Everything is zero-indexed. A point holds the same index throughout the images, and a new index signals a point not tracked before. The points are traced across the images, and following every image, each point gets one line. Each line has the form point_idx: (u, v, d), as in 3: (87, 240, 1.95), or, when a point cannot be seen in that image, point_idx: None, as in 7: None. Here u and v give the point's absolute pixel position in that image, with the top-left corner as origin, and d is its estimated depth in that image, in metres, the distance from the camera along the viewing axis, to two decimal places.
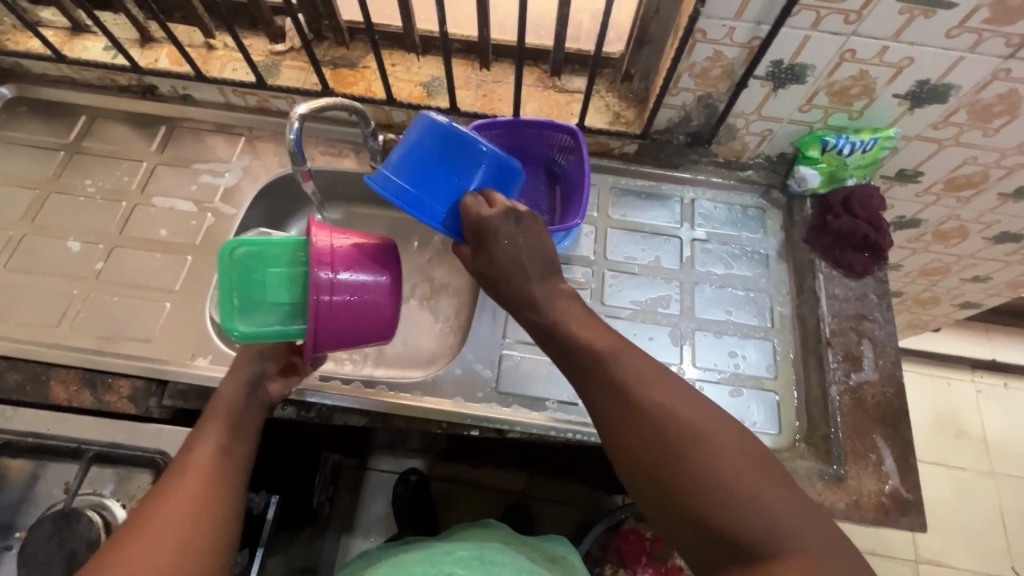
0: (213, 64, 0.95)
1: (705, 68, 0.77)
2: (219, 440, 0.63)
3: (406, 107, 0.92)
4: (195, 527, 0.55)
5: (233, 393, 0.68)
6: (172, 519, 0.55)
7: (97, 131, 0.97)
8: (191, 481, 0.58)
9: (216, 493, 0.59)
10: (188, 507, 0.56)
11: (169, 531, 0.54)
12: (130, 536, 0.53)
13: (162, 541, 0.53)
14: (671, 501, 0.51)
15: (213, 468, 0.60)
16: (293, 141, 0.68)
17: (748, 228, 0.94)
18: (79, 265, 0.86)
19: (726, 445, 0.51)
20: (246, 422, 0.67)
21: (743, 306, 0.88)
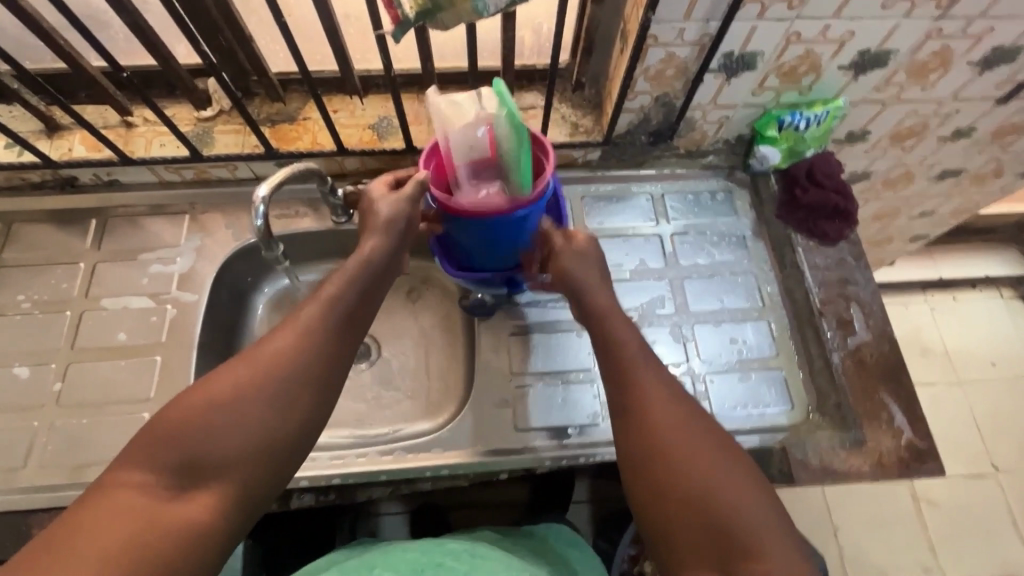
0: (137, 144, 0.87)
1: (660, 70, 0.76)
2: (341, 289, 0.62)
3: (360, 154, 0.88)
4: (283, 399, 0.53)
5: (377, 256, 0.65)
6: (269, 368, 0.54)
7: (19, 238, 0.87)
8: (294, 340, 0.56)
9: (309, 360, 0.56)
10: (279, 364, 0.54)
11: (253, 384, 0.52)
12: (229, 368, 0.53)
13: (247, 390, 0.52)
14: (666, 512, 0.53)
15: (317, 335, 0.58)
16: (259, 224, 0.61)
17: (720, 212, 0.96)
18: (33, 391, 0.78)
19: (738, 469, 0.54)
20: (366, 307, 0.63)
21: (732, 290, 0.90)
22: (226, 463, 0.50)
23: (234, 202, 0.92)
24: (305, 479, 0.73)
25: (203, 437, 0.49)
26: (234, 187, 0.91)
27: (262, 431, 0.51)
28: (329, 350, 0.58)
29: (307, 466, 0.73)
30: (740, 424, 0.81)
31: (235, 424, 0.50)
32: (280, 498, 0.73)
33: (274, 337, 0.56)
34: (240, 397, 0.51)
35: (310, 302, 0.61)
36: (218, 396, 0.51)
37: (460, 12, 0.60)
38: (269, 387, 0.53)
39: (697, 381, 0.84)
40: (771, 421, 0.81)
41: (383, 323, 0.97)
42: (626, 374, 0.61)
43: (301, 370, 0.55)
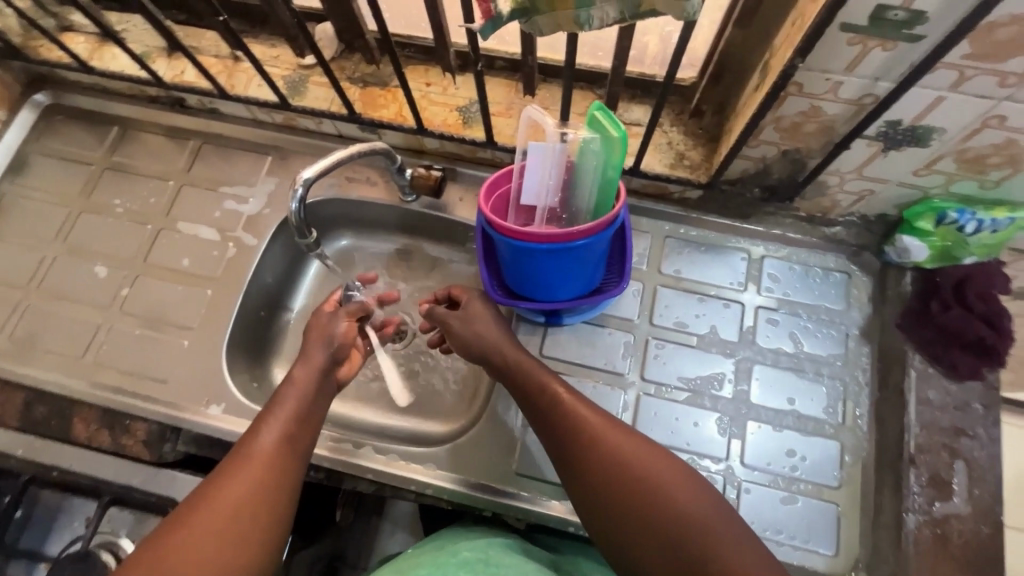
0: (238, 79, 0.88)
1: (797, 123, 0.62)
2: (284, 427, 0.61)
3: (439, 136, 0.83)
4: (253, 528, 0.54)
5: (310, 375, 0.66)
6: (228, 505, 0.54)
7: (128, 145, 0.94)
8: (257, 463, 0.57)
9: (276, 481, 0.57)
10: (249, 493, 0.55)
11: (222, 531, 0.52)
12: (184, 525, 0.52)
13: (221, 531, 0.52)
14: (629, 538, 0.54)
15: (277, 458, 0.58)
16: (296, 207, 0.59)
17: (827, 297, 0.80)
18: (106, 292, 0.85)
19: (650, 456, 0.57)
20: (313, 415, 0.64)
21: (810, 394, 0.75)
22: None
23: (313, 154, 0.91)
24: None
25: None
26: (318, 139, 0.91)
27: (240, 565, 0.52)
28: (296, 459, 0.60)
29: None
30: None
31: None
32: None
33: (232, 476, 0.56)
34: (217, 544, 0.52)
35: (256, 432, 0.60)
36: (190, 549, 0.51)
37: (559, 19, 0.51)
38: (241, 525, 0.53)
39: (730, 485, 0.72)
40: (802, 561, 0.68)
41: (423, 309, 0.93)
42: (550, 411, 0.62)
43: (267, 484, 0.56)
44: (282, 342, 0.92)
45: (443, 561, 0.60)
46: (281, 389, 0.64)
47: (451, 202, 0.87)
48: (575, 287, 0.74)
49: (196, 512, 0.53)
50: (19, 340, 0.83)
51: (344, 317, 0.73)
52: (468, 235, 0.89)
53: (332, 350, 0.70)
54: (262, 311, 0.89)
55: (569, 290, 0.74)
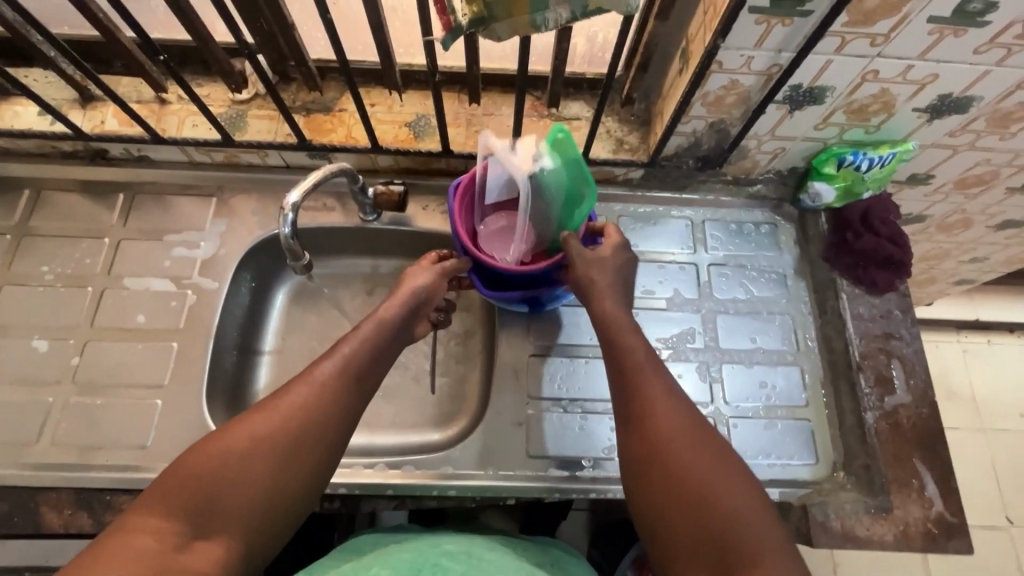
0: (170, 122, 0.85)
1: (720, 96, 0.71)
2: (346, 358, 0.63)
3: (394, 153, 0.85)
4: (305, 442, 0.57)
5: (391, 313, 0.69)
6: (283, 418, 0.56)
7: (48, 207, 0.87)
8: (318, 387, 0.60)
9: (330, 412, 0.59)
10: (306, 411, 0.58)
11: (276, 436, 0.55)
12: (248, 423, 0.56)
13: (272, 436, 0.55)
14: (658, 504, 0.58)
15: (336, 388, 0.61)
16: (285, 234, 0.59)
17: (763, 246, 0.91)
18: (51, 366, 0.78)
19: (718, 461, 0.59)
20: (379, 359, 0.67)
21: (767, 331, 0.86)
22: (246, 513, 0.52)
23: (263, 189, 0.90)
24: None
25: (231, 487, 0.52)
26: (264, 173, 0.90)
27: (274, 476, 0.54)
28: (355, 390, 0.62)
29: None
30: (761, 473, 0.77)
31: (251, 474, 0.53)
32: None
33: (295, 386, 0.59)
34: (266, 448, 0.54)
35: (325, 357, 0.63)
36: (243, 446, 0.54)
37: (516, 24, 0.56)
38: (290, 439, 0.56)
39: (720, 423, 0.80)
40: (794, 475, 0.77)
41: None
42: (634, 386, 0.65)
43: (323, 410, 0.59)
44: (260, 384, 0.88)
45: (428, 550, 0.59)
46: (359, 326, 0.68)
47: (414, 214, 0.89)
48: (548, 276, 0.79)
49: (259, 415, 0.56)
50: None
51: (432, 270, 0.75)
52: (436, 244, 0.92)
53: (411, 308, 0.71)
54: (234, 355, 0.85)
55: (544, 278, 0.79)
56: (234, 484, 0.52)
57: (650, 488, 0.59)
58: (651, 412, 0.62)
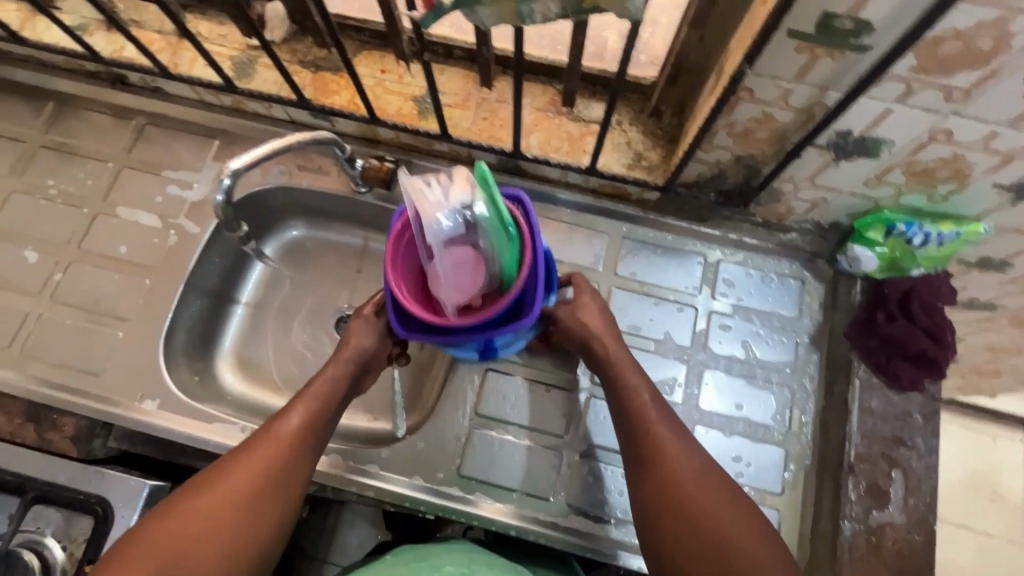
0: (182, 58, 0.84)
1: (749, 129, 0.61)
2: (308, 413, 0.63)
3: (393, 127, 0.80)
4: (267, 504, 0.57)
5: (343, 368, 0.66)
6: (241, 484, 0.56)
7: (65, 123, 0.89)
8: (275, 446, 0.59)
9: (290, 470, 0.59)
10: (262, 473, 0.58)
11: (236, 502, 0.56)
12: (205, 492, 0.56)
13: (231, 501, 0.55)
14: (680, 551, 0.54)
15: (293, 445, 0.60)
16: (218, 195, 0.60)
17: (780, 303, 0.80)
18: (36, 277, 0.81)
19: (735, 507, 0.56)
20: (335, 410, 0.65)
21: (757, 400, 0.76)
22: None
23: (263, 140, 0.87)
24: None
25: (198, 557, 0.53)
26: (267, 124, 0.87)
27: (241, 541, 0.55)
28: (311, 445, 0.62)
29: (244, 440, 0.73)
30: None
31: (213, 547, 0.53)
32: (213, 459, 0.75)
33: (253, 447, 0.59)
34: (225, 516, 0.55)
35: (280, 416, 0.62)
36: (204, 516, 0.54)
37: (501, 12, 0.48)
38: (252, 503, 0.56)
39: None
40: None
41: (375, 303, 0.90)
42: (636, 415, 0.61)
43: (282, 467, 0.59)
44: (229, 334, 0.89)
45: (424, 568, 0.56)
46: (310, 382, 0.65)
47: (405, 193, 0.85)
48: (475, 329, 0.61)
49: (216, 485, 0.56)
50: None
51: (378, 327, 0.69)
52: None
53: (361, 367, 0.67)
54: (205, 302, 0.85)
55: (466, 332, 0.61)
56: (200, 554, 0.53)
57: (666, 537, 0.55)
58: (666, 457, 0.58)
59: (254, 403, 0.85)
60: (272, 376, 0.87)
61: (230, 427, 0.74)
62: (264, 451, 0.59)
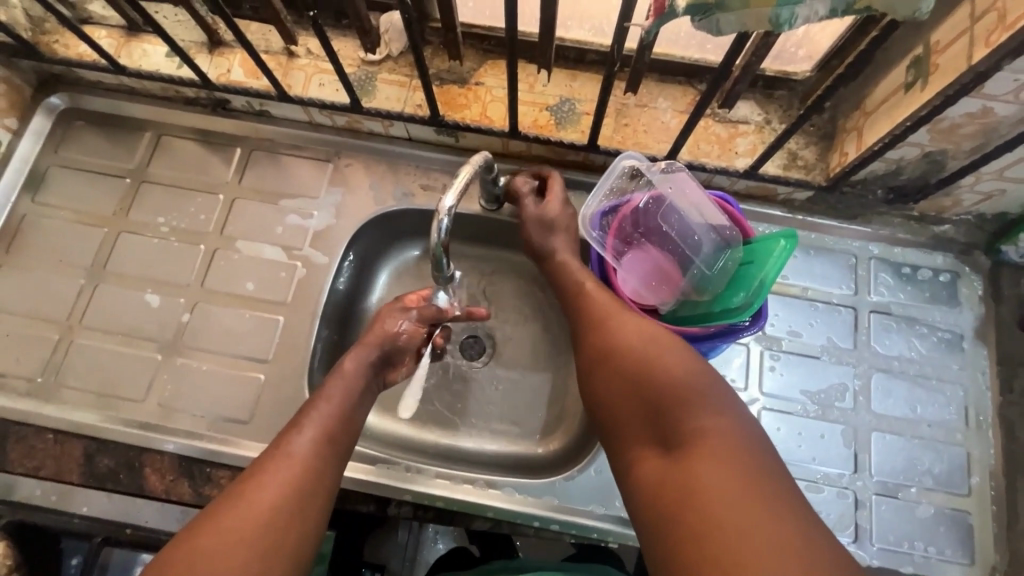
0: (296, 78, 0.79)
1: (957, 125, 0.58)
2: (321, 430, 0.57)
3: (531, 140, 0.76)
4: (284, 524, 0.49)
5: (357, 370, 0.64)
6: (266, 497, 0.50)
7: (166, 154, 0.83)
8: (297, 457, 0.54)
9: (312, 488, 0.53)
10: (283, 487, 0.51)
11: (249, 530, 0.48)
12: (218, 520, 0.48)
13: (255, 527, 0.48)
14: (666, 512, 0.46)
15: (316, 457, 0.55)
16: (439, 234, 0.60)
17: (939, 299, 0.77)
18: (163, 322, 0.76)
19: (727, 410, 0.50)
20: (352, 416, 0.61)
21: (930, 400, 0.74)
22: None
23: (380, 161, 0.83)
24: (408, 494, 0.69)
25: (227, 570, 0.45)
26: (384, 144, 0.83)
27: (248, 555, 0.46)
28: (333, 459, 0.56)
29: (415, 480, 0.70)
30: (901, 565, 0.68)
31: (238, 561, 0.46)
32: (379, 502, 0.71)
33: (270, 462, 0.53)
34: (240, 547, 0.46)
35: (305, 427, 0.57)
36: (213, 551, 0.45)
37: (748, 18, 0.45)
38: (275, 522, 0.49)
39: (862, 499, 0.70)
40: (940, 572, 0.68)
41: (504, 323, 0.86)
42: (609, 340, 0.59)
43: (303, 480, 0.52)
44: None
45: None
46: (327, 385, 0.62)
47: None
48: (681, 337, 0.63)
49: (247, 497, 0.50)
50: (65, 381, 0.73)
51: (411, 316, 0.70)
52: None
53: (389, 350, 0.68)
54: (335, 335, 0.81)
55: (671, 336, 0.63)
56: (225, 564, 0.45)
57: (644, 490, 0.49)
58: (650, 363, 0.54)
59: (396, 437, 0.81)
60: (406, 408, 0.83)
61: (394, 467, 0.71)
62: (285, 461, 0.53)
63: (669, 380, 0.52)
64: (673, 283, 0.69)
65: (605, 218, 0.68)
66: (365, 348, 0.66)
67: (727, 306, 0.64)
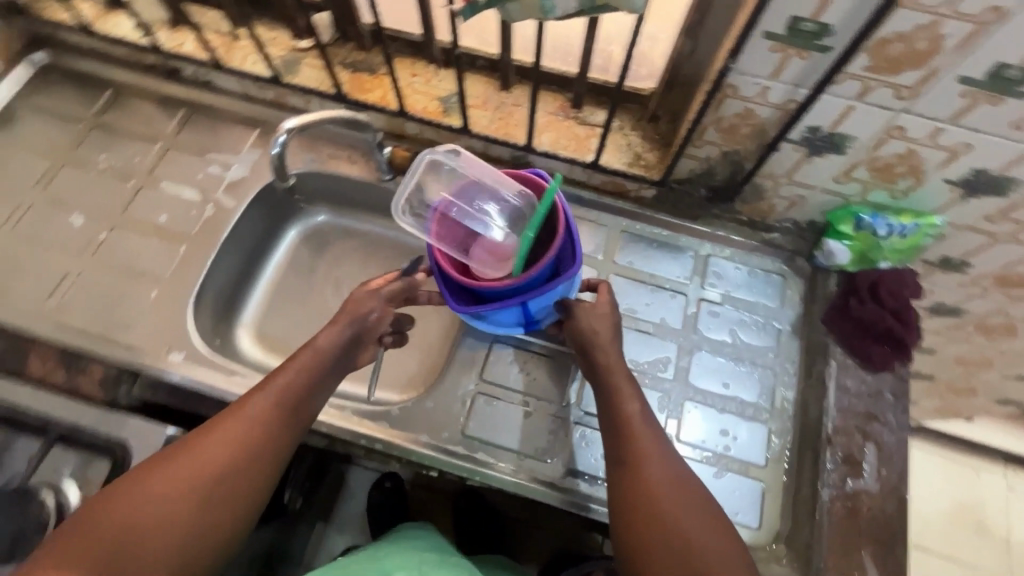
0: (235, 55, 0.94)
1: (734, 124, 0.70)
2: (278, 392, 0.64)
3: (419, 121, 0.89)
4: (234, 476, 0.59)
5: (330, 345, 0.69)
6: (205, 459, 0.59)
7: (122, 106, 0.98)
8: (249, 424, 0.62)
9: (260, 450, 0.61)
10: (230, 452, 0.60)
11: (187, 487, 0.57)
12: (167, 469, 0.58)
13: (196, 485, 0.57)
14: (642, 532, 0.59)
15: (265, 422, 0.63)
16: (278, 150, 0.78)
17: (765, 295, 0.87)
18: (82, 238, 0.88)
19: (656, 438, 0.64)
20: (316, 389, 0.67)
21: (743, 380, 0.82)
22: (170, 541, 0.55)
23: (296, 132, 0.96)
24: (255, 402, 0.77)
25: (155, 521, 0.55)
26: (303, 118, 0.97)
27: (184, 510, 0.56)
28: (284, 427, 0.64)
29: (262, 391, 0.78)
30: None
31: (174, 517, 0.55)
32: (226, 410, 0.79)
33: (223, 428, 0.61)
34: (181, 499, 0.56)
35: (263, 389, 0.64)
36: (157, 499, 0.56)
37: (527, 7, 0.58)
38: (218, 475, 0.58)
39: None
40: None
41: None
42: (609, 390, 0.67)
43: (258, 444, 0.61)
44: (248, 306, 0.95)
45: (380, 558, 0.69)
46: (296, 353, 0.68)
47: None
48: (527, 284, 0.69)
49: (193, 452, 0.59)
50: None
51: (381, 295, 0.74)
52: None
53: (361, 326, 0.72)
54: (232, 273, 0.92)
55: (518, 289, 0.68)
56: (163, 516, 0.55)
57: (620, 501, 0.61)
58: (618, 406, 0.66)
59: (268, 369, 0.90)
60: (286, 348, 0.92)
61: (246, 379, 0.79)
62: (237, 422, 0.62)
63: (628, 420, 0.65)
64: (502, 242, 0.71)
65: (423, 218, 0.72)
66: (337, 327, 0.70)
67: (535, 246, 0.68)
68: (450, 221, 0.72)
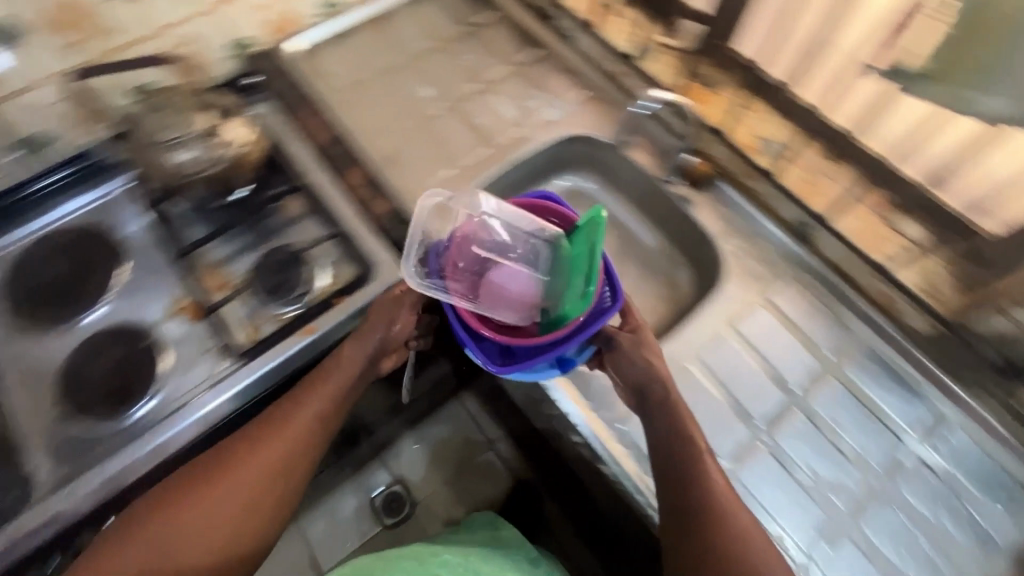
0: (608, 21, 1.05)
1: None
2: (319, 406, 0.74)
3: (733, 148, 0.94)
4: (277, 481, 0.70)
5: (356, 355, 0.76)
6: (257, 461, 0.70)
7: (495, 21, 1.13)
8: (291, 443, 0.72)
9: (297, 463, 0.72)
10: (269, 475, 0.70)
11: (221, 513, 0.67)
12: (216, 483, 0.68)
13: (228, 517, 0.68)
14: None
15: (308, 429, 0.73)
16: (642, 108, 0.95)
17: (992, 493, 0.78)
18: (419, 105, 1.06)
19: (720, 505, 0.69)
20: (349, 394, 0.76)
21: (919, 556, 0.75)
22: (215, 541, 0.67)
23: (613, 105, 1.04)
24: None
25: (192, 536, 0.66)
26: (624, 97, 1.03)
27: (219, 526, 0.67)
28: (321, 439, 0.74)
29: None
30: None
31: (218, 526, 0.67)
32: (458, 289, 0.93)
33: (267, 450, 0.71)
34: (222, 517, 0.67)
35: (311, 394, 0.74)
36: (197, 513, 0.67)
37: None
38: (261, 487, 0.69)
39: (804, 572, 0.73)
40: None
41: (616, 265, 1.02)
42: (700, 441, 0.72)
43: (281, 473, 0.71)
44: None
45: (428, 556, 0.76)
46: (332, 360, 0.76)
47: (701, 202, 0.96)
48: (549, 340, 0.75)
49: (245, 460, 0.70)
50: (342, 100, 1.05)
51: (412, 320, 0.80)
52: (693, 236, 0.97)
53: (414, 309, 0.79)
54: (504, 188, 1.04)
55: (552, 342, 0.75)
56: (202, 533, 0.66)
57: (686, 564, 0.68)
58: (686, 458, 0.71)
59: None
60: None
61: None
62: (284, 436, 0.72)
63: (688, 473, 0.71)
64: (524, 289, 0.76)
65: (435, 267, 0.77)
66: (361, 344, 0.76)
67: (586, 297, 0.75)
68: (465, 259, 0.77)
